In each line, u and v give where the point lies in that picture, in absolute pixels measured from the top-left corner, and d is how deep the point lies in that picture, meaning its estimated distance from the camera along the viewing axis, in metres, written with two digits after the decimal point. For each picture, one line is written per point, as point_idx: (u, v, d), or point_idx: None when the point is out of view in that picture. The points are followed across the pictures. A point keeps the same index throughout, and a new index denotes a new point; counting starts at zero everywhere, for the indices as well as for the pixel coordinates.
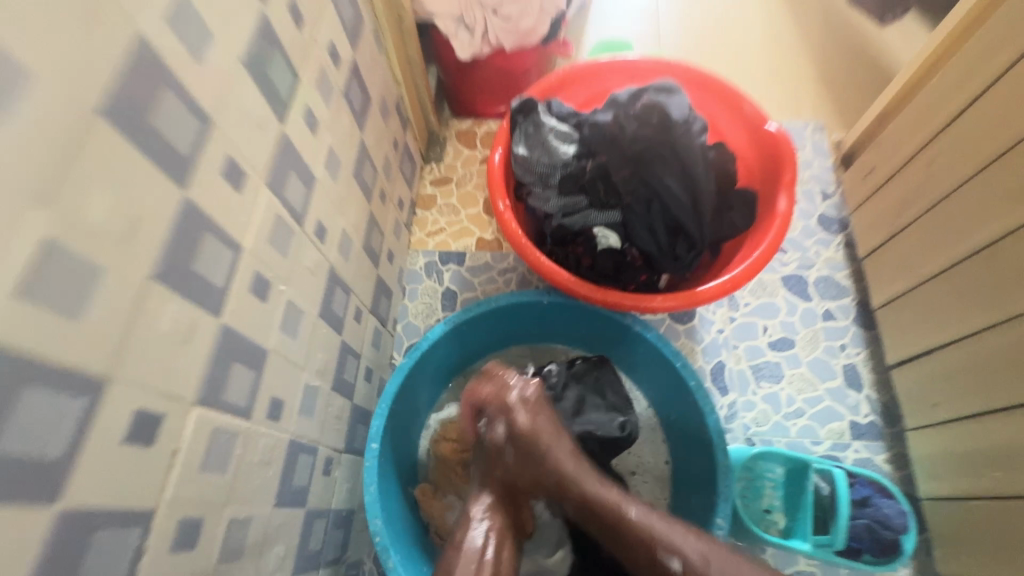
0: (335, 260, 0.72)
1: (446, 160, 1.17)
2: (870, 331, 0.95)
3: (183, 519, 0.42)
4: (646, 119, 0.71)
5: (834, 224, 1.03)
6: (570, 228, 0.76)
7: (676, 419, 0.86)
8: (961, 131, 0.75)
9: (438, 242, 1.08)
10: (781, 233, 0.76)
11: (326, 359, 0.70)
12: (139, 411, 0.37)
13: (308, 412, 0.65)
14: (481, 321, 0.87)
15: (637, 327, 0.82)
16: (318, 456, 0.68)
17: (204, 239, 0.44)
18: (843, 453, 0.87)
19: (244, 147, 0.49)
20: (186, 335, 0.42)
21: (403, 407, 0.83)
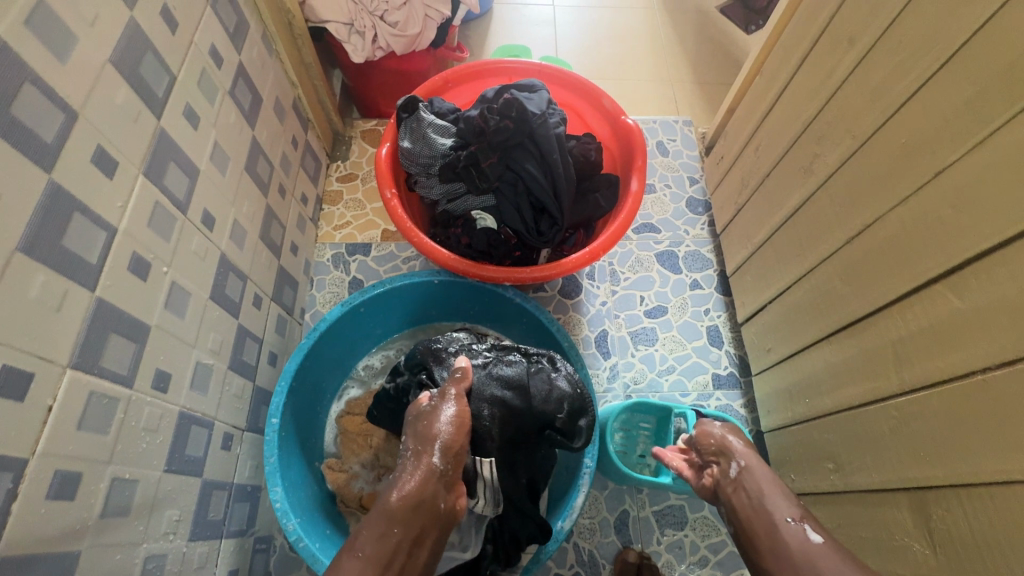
0: (227, 249, 0.77)
1: (352, 158, 1.23)
2: (729, 297, 1.09)
3: (60, 471, 0.46)
4: (507, 112, 0.80)
5: (700, 206, 1.18)
6: (454, 211, 0.87)
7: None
8: (775, 121, 0.90)
9: (344, 235, 1.14)
10: (633, 209, 0.88)
11: (219, 339, 0.74)
12: (7, 368, 0.42)
13: (202, 388, 0.69)
14: (379, 302, 0.94)
15: (518, 299, 0.91)
16: (215, 431, 0.72)
17: (71, 218, 0.48)
18: (706, 401, 1.01)
19: (114, 138, 0.54)
20: (55, 303, 0.46)
21: (304, 386, 0.88)
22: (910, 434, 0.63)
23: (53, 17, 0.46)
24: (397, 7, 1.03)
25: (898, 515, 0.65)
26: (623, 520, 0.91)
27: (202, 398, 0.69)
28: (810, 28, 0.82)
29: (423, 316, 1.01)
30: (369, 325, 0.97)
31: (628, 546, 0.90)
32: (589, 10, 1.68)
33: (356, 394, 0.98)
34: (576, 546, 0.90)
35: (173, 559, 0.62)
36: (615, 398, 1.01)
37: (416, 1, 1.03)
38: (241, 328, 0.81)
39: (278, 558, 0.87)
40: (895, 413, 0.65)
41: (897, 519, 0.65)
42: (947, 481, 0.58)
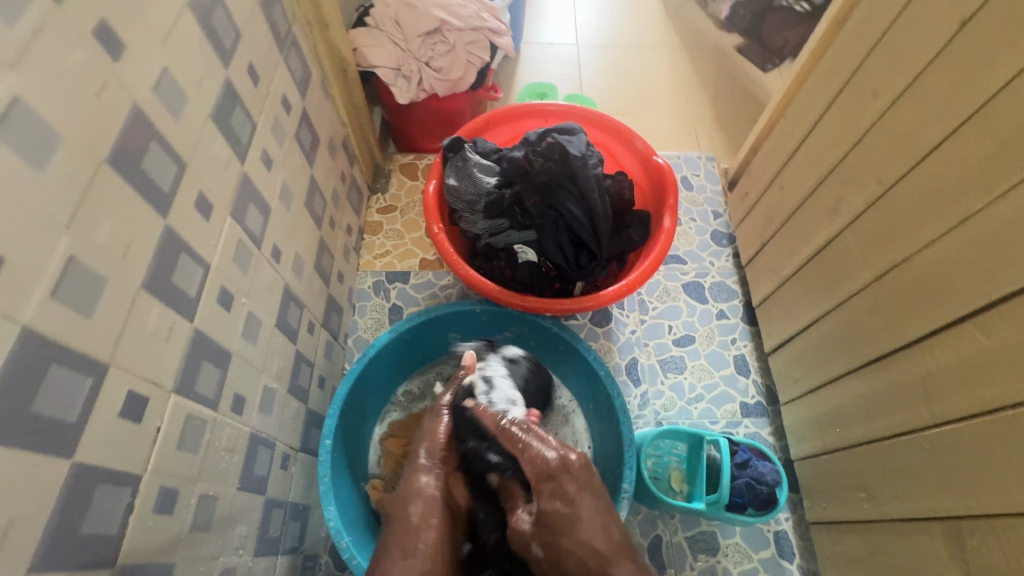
0: (289, 279, 0.83)
1: (391, 190, 1.30)
2: (754, 327, 1.13)
3: (163, 487, 0.51)
4: (550, 155, 0.87)
5: (724, 238, 1.23)
6: (496, 245, 0.93)
7: (593, 405, 1.00)
8: (800, 162, 0.95)
9: (385, 263, 1.20)
10: (665, 245, 0.93)
11: (281, 364, 0.79)
12: (131, 392, 0.47)
13: (267, 410, 0.74)
14: (422, 330, 0.99)
15: (555, 328, 0.96)
16: (276, 451, 0.77)
17: (179, 257, 0.54)
18: (735, 428, 1.04)
19: (211, 183, 0.60)
20: (166, 334, 0.52)
21: (353, 408, 0.93)
22: (943, 465, 0.66)
23: (173, 82, 0.53)
24: (442, 53, 1.11)
25: (931, 545, 0.67)
26: (657, 546, 0.94)
27: (267, 420, 0.74)
28: (833, 79, 0.88)
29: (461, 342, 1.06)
30: (412, 351, 1.03)
31: (661, 571, 0.92)
32: (612, 49, 1.77)
33: (399, 416, 1.03)
34: None
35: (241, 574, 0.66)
36: (646, 424, 1.05)
37: (460, 48, 1.12)
38: (298, 353, 0.86)
39: None
40: (927, 445, 0.68)
41: (932, 551, 0.67)
42: (980, 511, 0.61)
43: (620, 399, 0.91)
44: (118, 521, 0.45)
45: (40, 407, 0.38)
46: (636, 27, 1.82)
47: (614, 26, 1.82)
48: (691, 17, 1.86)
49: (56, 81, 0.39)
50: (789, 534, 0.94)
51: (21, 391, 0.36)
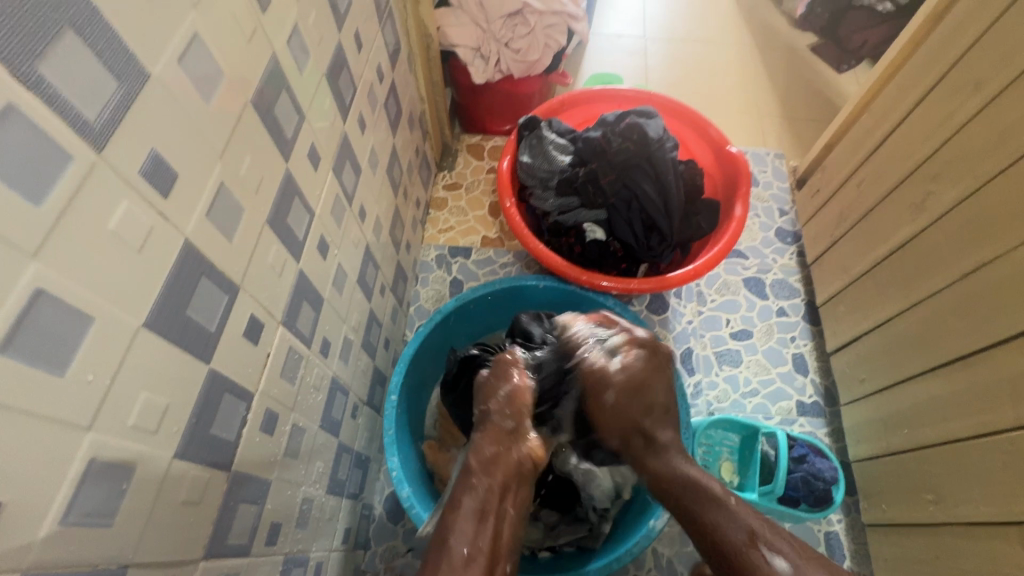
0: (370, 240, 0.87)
1: (457, 168, 1.34)
2: (816, 327, 1.12)
3: (268, 409, 0.55)
4: (628, 135, 0.91)
5: (789, 236, 1.21)
6: (566, 223, 0.96)
7: None
8: (884, 157, 0.94)
9: (448, 238, 1.24)
10: (736, 233, 0.93)
11: (359, 317, 0.84)
12: (253, 316, 0.51)
13: (345, 358, 0.79)
14: (485, 301, 1.03)
15: (618, 308, 0.98)
16: (348, 399, 0.81)
17: (294, 201, 0.59)
18: (790, 426, 1.03)
19: (321, 137, 0.65)
20: (281, 269, 0.56)
21: (416, 369, 0.97)
22: None
23: (301, 39, 0.58)
24: (521, 36, 1.15)
25: (1007, 548, 0.67)
26: None
27: (345, 368, 0.79)
28: (926, 74, 0.87)
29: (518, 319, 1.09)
30: (473, 323, 1.06)
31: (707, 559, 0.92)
32: (680, 43, 1.76)
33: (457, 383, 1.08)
34: (656, 552, 0.93)
35: (317, 506, 0.71)
36: (699, 413, 1.05)
37: (539, 32, 1.16)
38: (371, 311, 0.91)
39: (377, 527, 0.95)
40: (1008, 447, 0.68)
41: (1005, 553, 0.68)
42: None
43: (678, 381, 0.92)
44: (236, 430, 0.50)
45: (191, 313, 0.42)
46: (706, 22, 1.81)
47: (684, 20, 1.81)
48: (764, 13, 1.83)
49: (224, 23, 0.43)
50: (840, 535, 0.93)
51: (181, 295, 0.41)
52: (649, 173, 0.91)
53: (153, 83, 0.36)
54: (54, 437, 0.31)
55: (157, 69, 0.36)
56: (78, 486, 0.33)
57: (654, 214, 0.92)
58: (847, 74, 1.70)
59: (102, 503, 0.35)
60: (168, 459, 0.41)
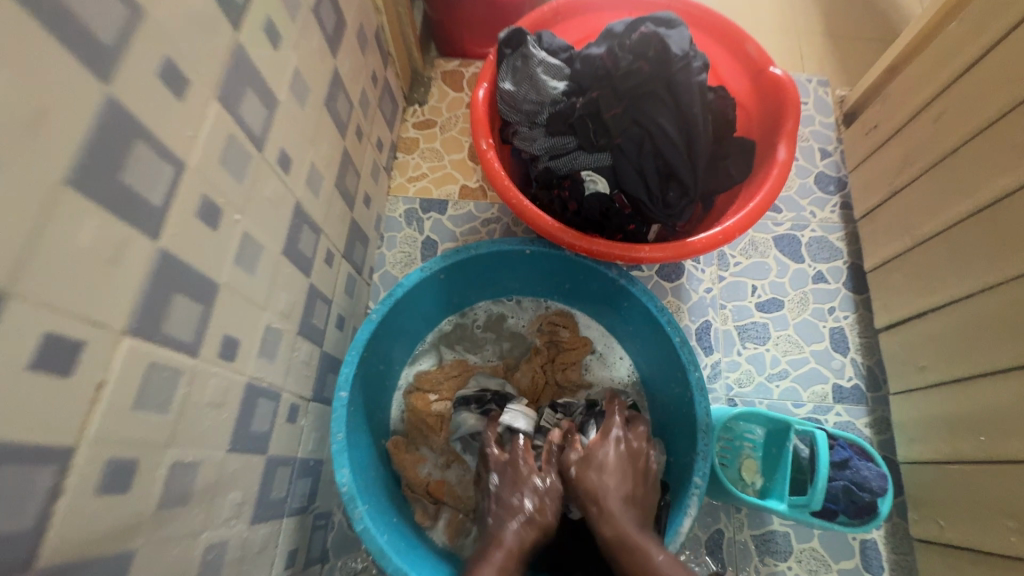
0: (311, 206, 0.69)
1: (431, 102, 1.10)
2: (861, 296, 0.93)
3: (110, 461, 0.38)
4: (642, 52, 0.67)
5: (832, 184, 1.00)
6: (558, 170, 0.74)
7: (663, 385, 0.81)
8: (979, 83, 0.72)
9: (419, 189, 1.03)
10: (778, 182, 0.72)
11: (291, 300, 0.65)
12: (54, 335, 0.33)
13: (271, 354, 0.61)
14: (462, 270, 0.82)
15: (622, 281, 0.77)
16: (282, 404, 0.64)
17: (135, 147, 0.38)
18: (824, 415, 0.87)
19: (186, 48, 0.43)
20: (115, 254, 0.37)
21: (374, 357, 0.78)
22: None
23: None
24: None
25: None
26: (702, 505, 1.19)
27: (244, 378, 0.55)
28: None
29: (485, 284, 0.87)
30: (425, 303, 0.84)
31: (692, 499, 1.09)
32: None
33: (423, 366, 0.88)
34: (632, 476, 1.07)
35: (235, 546, 0.56)
36: (716, 401, 0.88)
37: None
38: (313, 287, 0.72)
39: (337, 536, 0.81)
40: None
41: None
42: None
43: (699, 373, 0.72)
44: None
45: None
46: None
47: None
48: None
49: None
50: (878, 545, 0.79)
51: None
52: (663, 105, 0.67)
53: None
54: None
55: None
56: None
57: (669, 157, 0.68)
58: None
59: None
60: None
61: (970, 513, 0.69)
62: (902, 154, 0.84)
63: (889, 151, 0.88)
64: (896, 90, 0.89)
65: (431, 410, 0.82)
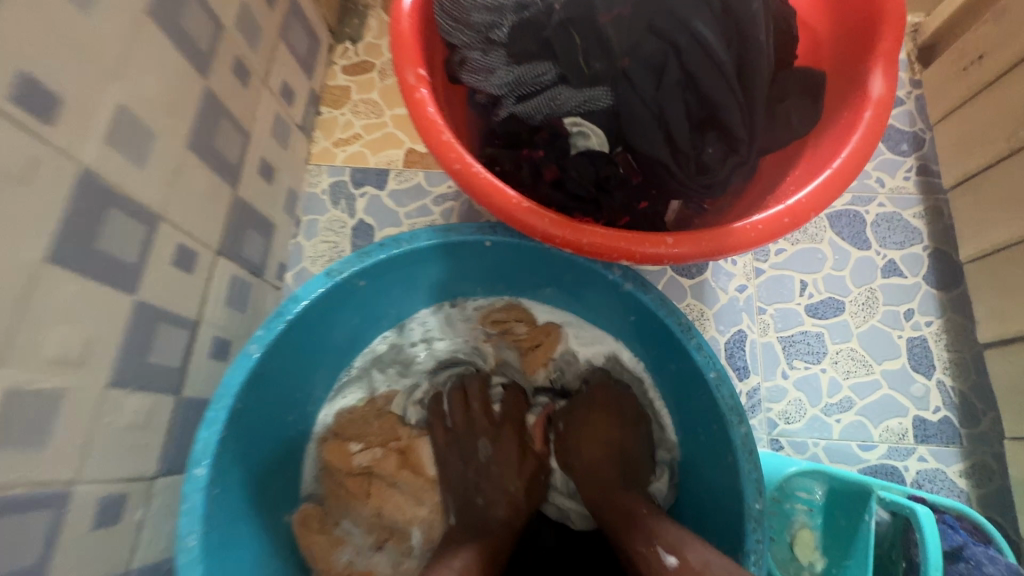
0: (125, 185, 0.43)
1: (368, 37, 0.82)
2: (949, 295, 0.68)
3: None
4: None
5: (905, 141, 0.73)
6: (529, 117, 0.47)
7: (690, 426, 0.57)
8: None
9: (350, 155, 0.76)
10: (873, 133, 0.46)
11: (83, 339, 0.40)
12: None
13: (33, 437, 0.36)
14: (393, 272, 0.56)
15: (630, 286, 0.51)
16: (75, 504, 0.40)
17: None
18: (902, 461, 0.63)
19: None
20: None
21: (262, 406, 0.53)
22: None
23: None
24: None
25: None
26: None
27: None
28: None
29: (429, 288, 0.61)
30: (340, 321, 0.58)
31: None
32: None
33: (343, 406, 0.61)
34: None
35: None
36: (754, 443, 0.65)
37: None
38: (147, 308, 0.46)
39: None
40: None
41: None
42: None
43: (745, 428, 0.48)
44: None
45: None
46: None
47: None
48: None
49: None
50: None
51: None
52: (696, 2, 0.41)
53: None
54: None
55: None
56: None
57: (708, 91, 0.41)
58: None
59: None
60: None
61: None
62: None
63: (1010, 98, 0.61)
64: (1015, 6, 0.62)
65: (353, 468, 0.59)
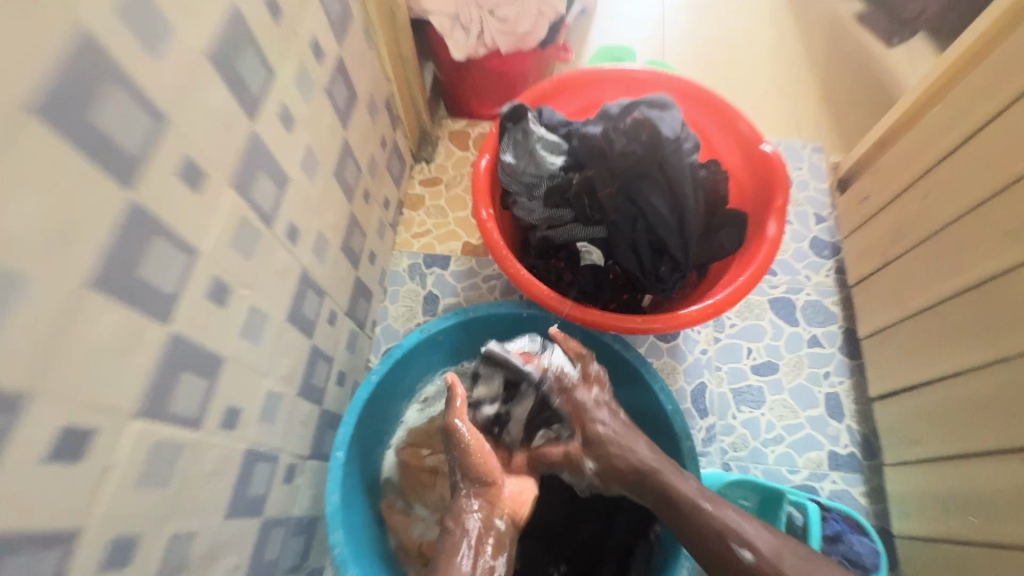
0: (315, 270, 0.72)
1: (437, 160, 1.15)
2: (855, 361, 0.94)
3: (114, 539, 0.40)
4: (636, 135, 0.71)
5: (826, 249, 1.02)
6: (555, 240, 0.77)
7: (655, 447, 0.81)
8: (961, 164, 0.75)
9: (423, 244, 1.07)
10: (768, 259, 0.74)
11: (293, 363, 0.68)
12: (61, 429, 0.35)
13: (271, 417, 0.64)
14: (459, 330, 0.85)
15: (616, 345, 0.79)
16: (279, 465, 0.66)
17: (153, 244, 0.41)
18: (820, 482, 0.87)
19: (209, 150, 0.47)
20: (128, 345, 0.40)
21: (373, 415, 0.80)
22: None
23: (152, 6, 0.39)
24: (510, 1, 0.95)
25: None
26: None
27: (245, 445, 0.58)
28: None
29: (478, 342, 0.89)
30: (421, 361, 0.86)
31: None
32: (704, 9, 1.49)
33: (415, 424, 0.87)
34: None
35: None
36: (711, 465, 0.88)
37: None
38: (315, 348, 0.74)
39: None
40: None
41: None
42: None
43: (690, 442, 0.73)
44: None
45: None
46: None
47: None
48: None
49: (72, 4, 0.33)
50: None
51: None
52: (656, 185, 0.70)
53: None
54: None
55: None
56: None
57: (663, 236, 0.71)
58: (898, 50, 1.42)
59: None
60: None
61: None
62: (895, 227, 0.85)
63: (882, 226, 0.89)
64: (886, 164, 0.91)
65: (424, 466, 0.83)
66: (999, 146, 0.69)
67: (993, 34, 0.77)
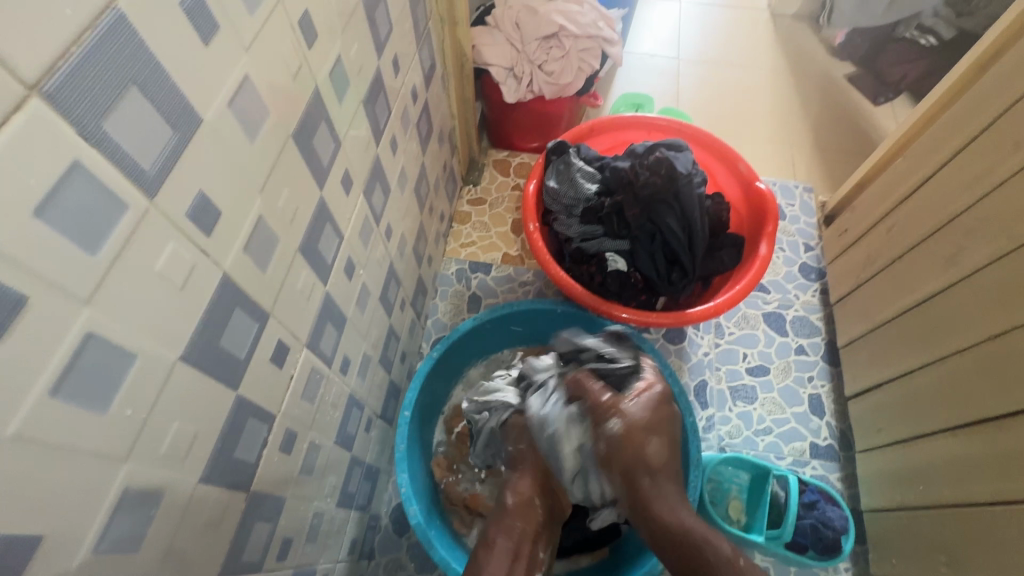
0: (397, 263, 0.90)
1: (483, 184, 1.35)
2: (834, 368, 1.10)
3: (288, 430, 0.57)
4: (656, 169, 0.90)
5: (813, 273, 1.19)
6: (588, 250, 0.95)
7: None
8: (916, 204, 0.93)
9: (469, 253, 1.25)
10: (760, 272, 0.92)
11: (378, 335, 0.85)
12: (280, 340, 0.53)
13: (363, 374, 0.81)
14: (503, 322, 1.02)
15: (634, 339, 0.96)
16: (363, 414, 0.83)
17: (325, 227, 0.60)
18: (803, 467, 1.02)
19: (355, 165, 0.66)
20: (308, 294, 0.58)
21: (430, 387, 0.97)
22: None
23: (342, 70, 0.58)
24: (555, 59, 1.17)
25: None
26: None
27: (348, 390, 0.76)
28: (970, 123, 0.85)
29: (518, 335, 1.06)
30: (470, 346, 1.03)
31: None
32: (713, 65, 1.71)
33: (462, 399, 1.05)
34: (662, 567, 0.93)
35: (326, 520, 0.73)
36: (710, 448, 1.04)
37: (572, 56, 1.18)
38: (390, 326, 0.92)
39: (382, 537, 0.96)
40: None
41: None
42: None
43: (692, 418, 0.89)
44: (256, 452, 0.51)
45: (224, 342, 0.43)
46: (741, 44, 1.76)
47: (719, 43, 1.75)
48: (801, 40, 1.77)
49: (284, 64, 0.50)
50: None
51: (218, 322, 0.42)
52: (671, 209, 0.89)
53: (207, 128, 0.38)
54: (67, 465, 0.31)
55: (210, 114, 0.38)
56: (111, 515, 0.35)
57: None
58: (883, 108, 1.62)
59: (130, 531, 0.37)
60: (193, 484, 0.42)
61: (914, 545, 0.84)
62: (868, 254, 1.04)
63: (857, 254, 1.08)
64: (861, 204, 1.10)
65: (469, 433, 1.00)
66: (943, 191, 0.88)
67: (936, 108, 0.97)
